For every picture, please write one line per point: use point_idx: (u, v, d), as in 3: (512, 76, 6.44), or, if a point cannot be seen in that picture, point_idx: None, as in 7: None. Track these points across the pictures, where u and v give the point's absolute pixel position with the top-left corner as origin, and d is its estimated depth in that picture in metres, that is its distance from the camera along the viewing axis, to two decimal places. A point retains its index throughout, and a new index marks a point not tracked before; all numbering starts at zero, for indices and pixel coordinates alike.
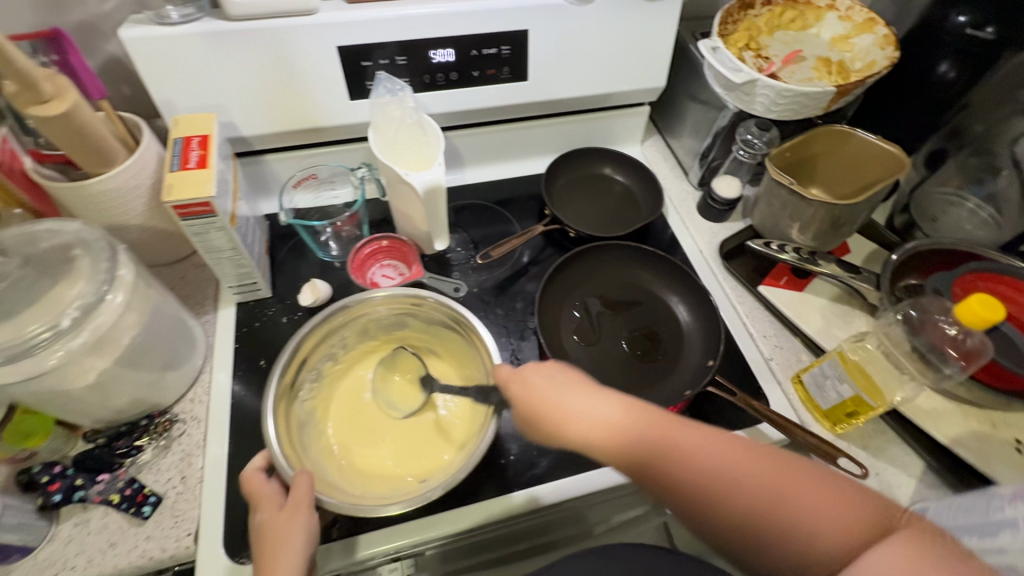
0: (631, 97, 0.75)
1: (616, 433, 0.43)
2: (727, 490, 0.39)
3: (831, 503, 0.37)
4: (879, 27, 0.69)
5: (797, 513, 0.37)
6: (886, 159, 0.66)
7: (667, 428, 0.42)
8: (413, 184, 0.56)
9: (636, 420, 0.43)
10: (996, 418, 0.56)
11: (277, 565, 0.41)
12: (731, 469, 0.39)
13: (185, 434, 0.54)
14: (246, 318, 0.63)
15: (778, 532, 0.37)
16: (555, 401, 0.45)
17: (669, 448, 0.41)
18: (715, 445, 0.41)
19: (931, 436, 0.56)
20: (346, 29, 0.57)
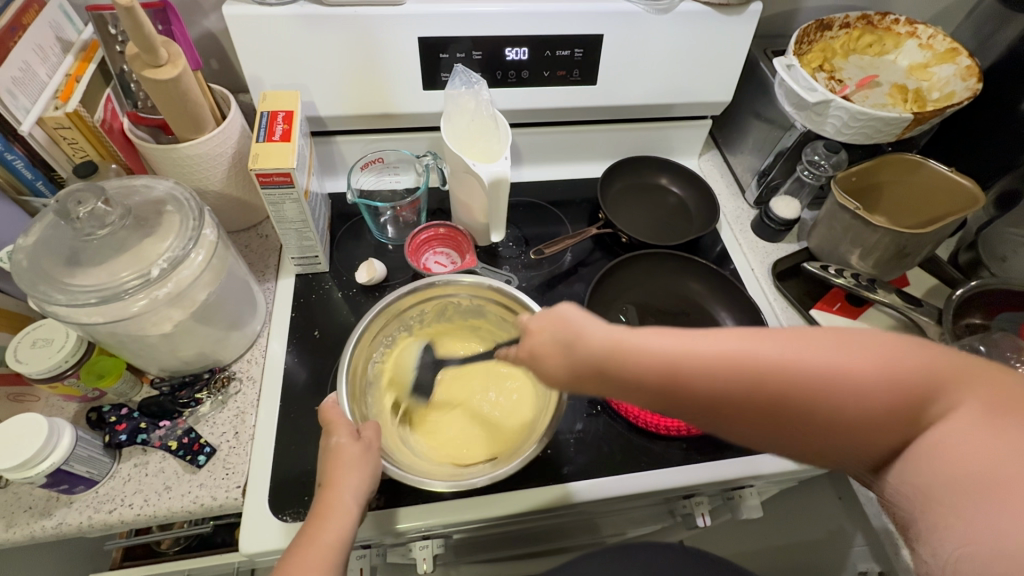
0: (695, 109, 0.75)
1: (635, 359, 0.31)
2: (800, 399, 0.30)
3: (901, 364, 0.30)
4: (962, 58, 0.67)
5: (867, 396, 0.29)
6: (959, 193, 0.64)
7: (689, 342, 0.31)
8: (480, 174, 0.58)
9: (659, 342, 0.32)
10: None
11: (340, 489, 0.44)
12: (787, 362, 0.30)
13: (241, 392, 0.57)
14: (304, 290, 0.66)
15: (849, 426, 0.30)
16: (569, 344, 0.34)
17: (713, 370, 0.30)
18: (752, 346, 0.31)
19: None
20: (430, 21, 0.59)
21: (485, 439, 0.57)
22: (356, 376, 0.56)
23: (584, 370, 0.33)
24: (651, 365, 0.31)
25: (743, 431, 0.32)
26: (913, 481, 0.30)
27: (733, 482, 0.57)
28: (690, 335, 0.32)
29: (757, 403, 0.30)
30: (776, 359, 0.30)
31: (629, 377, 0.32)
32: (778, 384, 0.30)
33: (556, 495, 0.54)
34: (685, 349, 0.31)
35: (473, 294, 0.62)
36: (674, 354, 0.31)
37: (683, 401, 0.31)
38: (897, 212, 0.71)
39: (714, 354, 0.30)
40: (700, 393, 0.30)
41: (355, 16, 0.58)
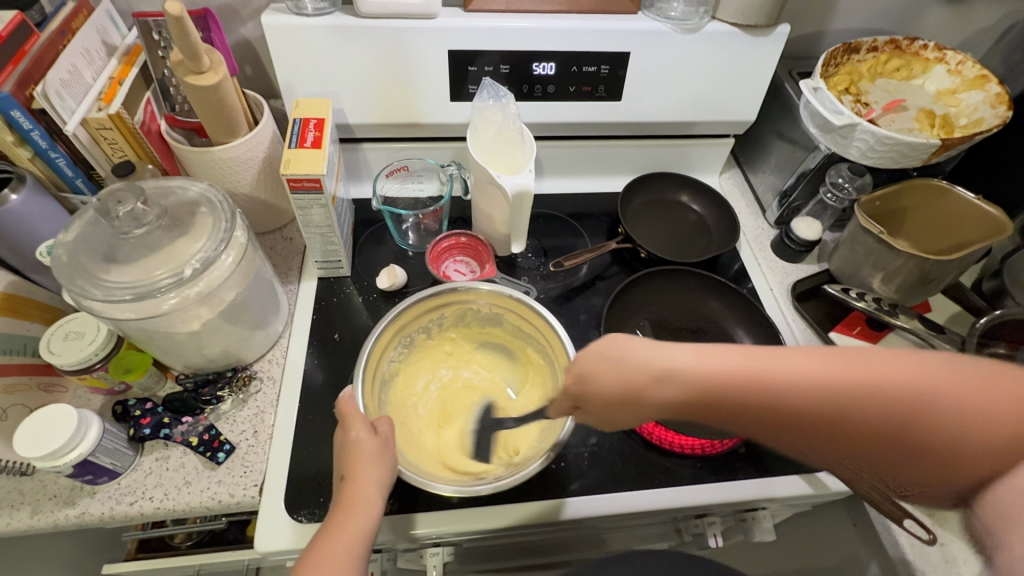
0: (718, 128, 0.76)
1: (719, 381, 0.35)
2: (859, 417, 0.33)
3: (958, 393, 0.33)
4: (992, 85, 0.67)
5: (937, 418, 0.33)
6: (985, 220, 0.64)
7: (774, 363, 0.35)
8: (504, 186, 0.59)
9: (732, 361, 0.36)
10: None
11: (361, 480, 0.45)
12: (857, 395, 0.33)
13: (261, 391, 0.58)
14: (325, 293, 0.67)
15: (926, 446, 0.33)
16: (635, 365, 0.39)
17: (792, 396, 0.34)
18: (826, 365, 0.34)
19: None
20: (461, 35, 0.61)
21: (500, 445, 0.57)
22: (371, 377, 0.56)
23: (655, 384, 0.38)
24: (731, 385, 0.35)
25: (815, 443, 0.36)
26: (987, 500, 0.33)
27: (746, 503, 0.57)
28: (761, 352, 0.36)
29: (833, 421, 0.34)
30: (839, 378, 0.34)
31: (709, 392, 0.36)
32: (848, 408, 0.33)
33: (568, 508, 0.54)
34: (775, 368, 0.35)
35: (494, 304, 0.62)
36: (752, 369, 0.35)
37: (752, 415, 0.36)
38: (920, 237, 0.70)
39: (801, 376, 0.34)
40: (789, 410, 0.34)
41: (387, 28, 0.59)
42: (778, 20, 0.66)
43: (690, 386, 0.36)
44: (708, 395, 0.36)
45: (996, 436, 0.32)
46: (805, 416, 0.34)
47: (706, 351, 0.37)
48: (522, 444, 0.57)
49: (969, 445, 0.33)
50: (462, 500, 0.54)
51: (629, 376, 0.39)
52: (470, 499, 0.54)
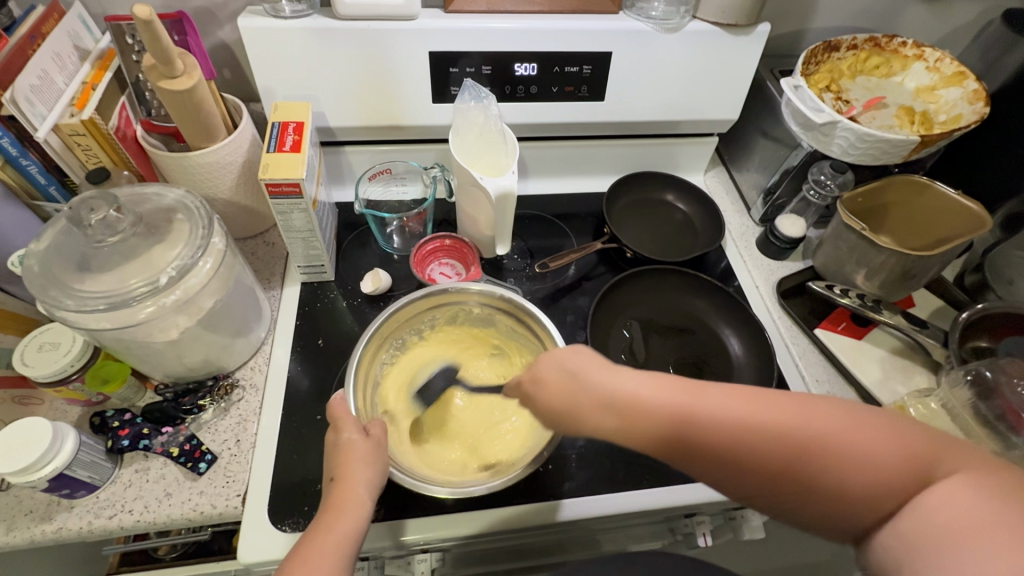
0: (702, 126, 0.76)
1: (647, 407, 0.36)
2: (756, 451, 0.34)
3: (883, 445, 0.34)
4: (970, 81, 0.67)
5: (836, 462, 0.34)
6: (966, 216, 0.64)
7: (695, 397, 0.36)
8: (486, 188, 0.58)
9: (658, 393, 0.37)
10: None
11: (353, 480, 0.45)
12: (755, 427, 0.35)
13: (243, 399, 0.57)
14: (309, 299, 0.66)
15: (836, 490, 0.34)
16: (574, 388, 0.39)
17: (703, 426, 0.35)
18: (743, 405, 0.36)
19: None
20: (442, 37, 0.60)
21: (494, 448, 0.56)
22: (363, 381, 0.56)
23: (586, 403, 0.38)
24: (663, 413, 0.36)
25: (711, 475, 0.36)
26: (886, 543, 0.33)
27: (736, 502, 0.57)
28: (676, 384, 0.37)
29: (730, 456, 0.35)
30: (747, 414, 0.35)
31: (633, 421, 0.36)
32: (749, 443, 0.35)
33: (558, 511, 0.53)
34: (685, 404, 0.36)
35: (484, 304, 0.61)
36: (664, 399, 0.36)
37: (661, 442, 0.36)
38: (903, 233, 0.71)
39: (720, 412, 0.35)
40: (707, 441, 0.35)
41: (367, 29, 0.59)
42: (758, 19, 0.66)
43: (620, 412, 0.37)
44: (648, 427, 0.36)
45: (900, 481, 0.33)
46: (718, 447, 0.35)
47: (630, 378, 0.38)
48: (516, 445, 0.56)
49: (864, 483, 0.33)
50: (449, 506, 0.53)
51: (571, 396, 0.39)
52: (458, 504, 0.54)
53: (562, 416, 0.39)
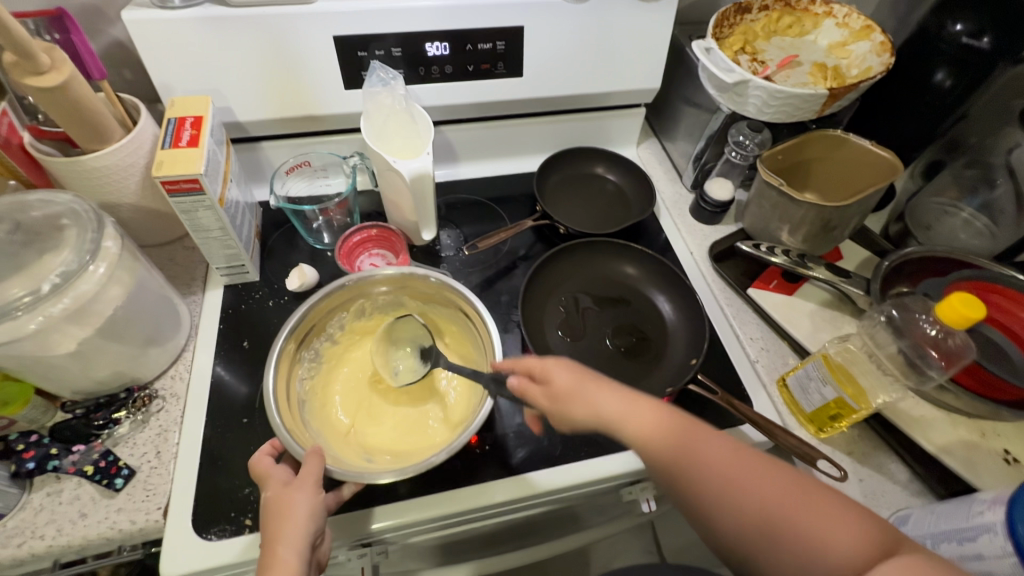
0: (627, 97, 0.76)
1: (652, 431, 0.42)
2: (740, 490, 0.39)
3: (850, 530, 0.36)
4: (876, 34, 0.68)
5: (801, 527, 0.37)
6: (879, 164, 0.66)
7: (692, 433, 0.42)
8: (400, 171, 0.57)
9: (632, 407, 0.43)
10: (986, 427, 0.55)
11: (279, 545, 0.40)
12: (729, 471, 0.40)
13: (163, 410, 0.55)
14: (232, 301, 0.64)
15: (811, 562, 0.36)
16: (586, 391, 0.44)
17: (691, 454, 0.41)
18: (735, 455, 0.41)
19: (918, 444, 0.55)
20: (344, 20, 0.59)
21: (440, 420, 0.54)
22: (285, 402, 0.50)
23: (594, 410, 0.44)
24: (654, 433, 0.42)
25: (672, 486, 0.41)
26: None
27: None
28: (672, 416, 0.43)
29: (708, 479, 0.40)
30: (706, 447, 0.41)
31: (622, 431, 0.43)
32: (731, 482, 0.39)
33: (499, 492, 0.52)
34: (667, 429, 0.42)
35: (388, 287, 0.57)
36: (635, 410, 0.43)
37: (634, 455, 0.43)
38: (826, 188, 0.72)
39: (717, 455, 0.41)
40: (706, 476, 0.40)
41: (263, 16, 0.57)
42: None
43: (622, 426, 0.43)
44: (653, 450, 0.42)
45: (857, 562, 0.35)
46: (694, 481, 0.40)
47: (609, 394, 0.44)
48: (461, 411, 0.54)
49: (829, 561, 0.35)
50: (387, 497, 0.52)
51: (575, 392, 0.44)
52: (395, 494, 0.52)
53: (570, 408, 0.44)
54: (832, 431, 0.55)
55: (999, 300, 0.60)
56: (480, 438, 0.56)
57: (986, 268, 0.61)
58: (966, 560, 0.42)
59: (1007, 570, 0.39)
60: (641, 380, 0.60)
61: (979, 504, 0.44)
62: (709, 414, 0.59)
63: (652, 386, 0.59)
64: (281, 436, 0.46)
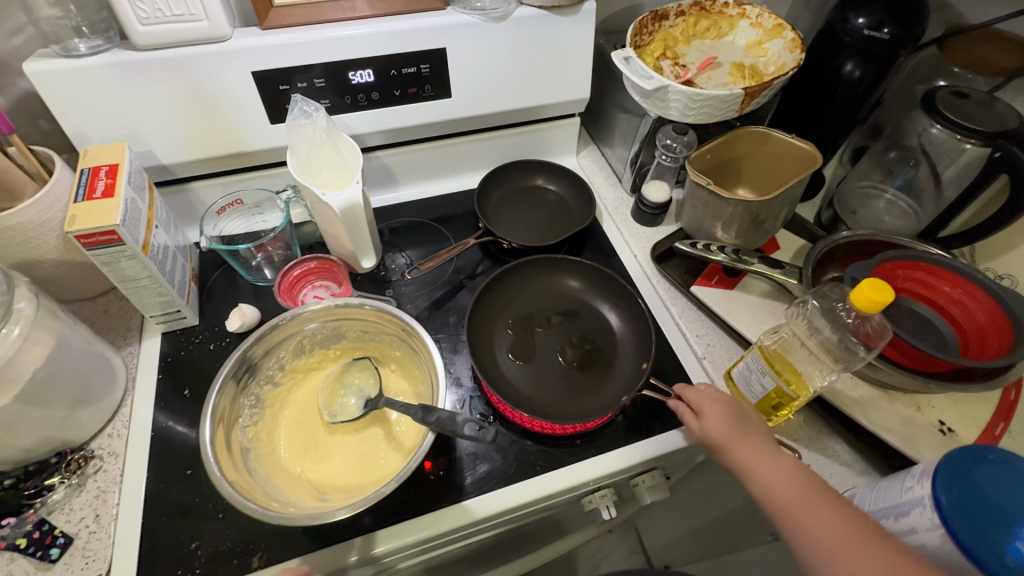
0: (559, 109, 0.77)
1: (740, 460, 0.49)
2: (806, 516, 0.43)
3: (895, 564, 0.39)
4: (788, 32, 0.71)
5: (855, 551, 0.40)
6: (801, 157, 0.68)
7: (770, 463, 0.47)
8: (329, 204, 0.56)
9: (790, 487, 0.45)
10: (921, 401, 0.57)
11: None
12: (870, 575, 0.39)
13: (101, 470, 0.53)
14: (171, 349, 0.62)
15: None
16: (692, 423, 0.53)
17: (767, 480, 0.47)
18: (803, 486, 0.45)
19: (860, 424, 0.56)
20: (261, 55, 0.58)
21: (392, 449, 0.53)
22: (226, 458, 0.48)
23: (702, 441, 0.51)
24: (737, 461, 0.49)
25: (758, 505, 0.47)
26: None
27: (635, 469, 0.57)
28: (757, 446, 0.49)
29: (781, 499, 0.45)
30: (844, 543, 0.41)
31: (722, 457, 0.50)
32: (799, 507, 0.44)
33: (458, 516, 0.52)
34: (805, 511, 0.44)
35: (325, 321, 0.57)
36: (792, 489, 0.45)
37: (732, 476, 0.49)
38: (757, 183, 0.74)
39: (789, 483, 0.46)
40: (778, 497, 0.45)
41: (176, 57, 0.56)
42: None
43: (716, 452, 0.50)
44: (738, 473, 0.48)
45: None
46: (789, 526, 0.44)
47: (770, 466, 0.47)
48: (412, 437, 0.53)
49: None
50: (342, 535, 0.51)
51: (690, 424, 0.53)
52: (350, 530, 0.51)
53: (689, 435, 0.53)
54: (779, 419, 0.57)
55: (921, 275, 0.63)
56: (435, 463, 0.55)
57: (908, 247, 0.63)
58: (904, 534, 0.43)
59: (937, 541, 0.41)
60: (594, 392, 0.60)
61: (910, 478, 0.45)
62: (662, 415, 0.59)
63: (603, 393, 0.60)
64: (232, 499, 0.43)
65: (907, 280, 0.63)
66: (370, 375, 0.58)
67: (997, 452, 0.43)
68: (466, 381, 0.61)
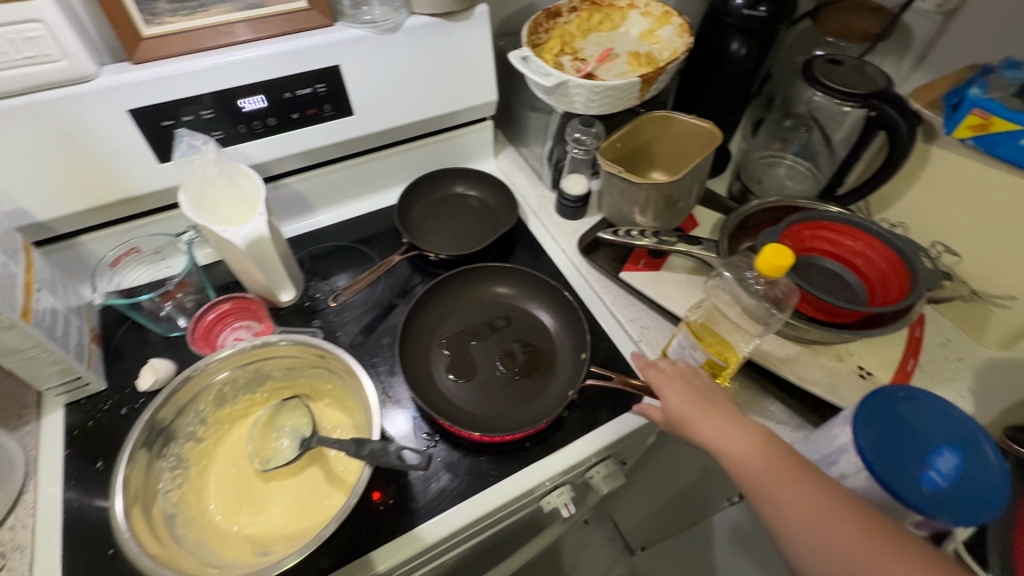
0: (469, 114, 0.76)
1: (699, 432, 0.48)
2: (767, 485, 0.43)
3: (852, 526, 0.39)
4: (675, 18, 0.74)
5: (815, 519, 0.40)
6: (703, 135, 0.71)
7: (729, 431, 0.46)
8: (232, 240, 0.53)
9: (751, 454, 0.44)
10: (841, 350, 0.61)
11: None
12: (841, 542, 0.38)
13: (6, 568, 0.47)
14: (77, 420, 0.56)
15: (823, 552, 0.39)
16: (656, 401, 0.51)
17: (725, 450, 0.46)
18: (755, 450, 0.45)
19: (790, 381, 0.59)
20: (135, 91, 0.54)
21: (333, 488, 0.50)
22: (146, 530, 0.44)
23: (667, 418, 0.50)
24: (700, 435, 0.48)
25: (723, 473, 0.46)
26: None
27: (588, 461, 0.57)
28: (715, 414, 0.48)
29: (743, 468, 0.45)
30: (803, 506, 0.41)
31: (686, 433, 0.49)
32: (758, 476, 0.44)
33: (417, 541, 0.50)
34: (774, 481, 0.42)
35: (239, 366, 0.54)
36: (750, 454, 0.45)
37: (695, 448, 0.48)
38: (669, 165, 0.77)
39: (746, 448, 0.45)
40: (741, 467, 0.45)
41: (35, 103, 0.51)
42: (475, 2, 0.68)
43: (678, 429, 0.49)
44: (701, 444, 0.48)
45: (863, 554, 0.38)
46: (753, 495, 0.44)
47: (736, 438, 0.45)
48: (352, 471, 0.51)
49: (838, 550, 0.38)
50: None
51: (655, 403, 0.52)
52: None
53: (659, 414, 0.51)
54: (715, 388, 0.58)
55: (825, 233, 0.66)
56: (383, 493, 0.53)
57: (811, 209, 0.67)
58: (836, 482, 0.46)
59: (864, 483, 0.43)
60: (540, 395, 0.60)
61: (835, 427, 0.48)
62: (608, 404, 0.60)
63: (548, 394, 0.59)
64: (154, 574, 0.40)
65: (814, 239, 0.67)
66: (300, 413, 0.55)
67: (902, 386, 0.46)
68: (407, 401, 0.59)
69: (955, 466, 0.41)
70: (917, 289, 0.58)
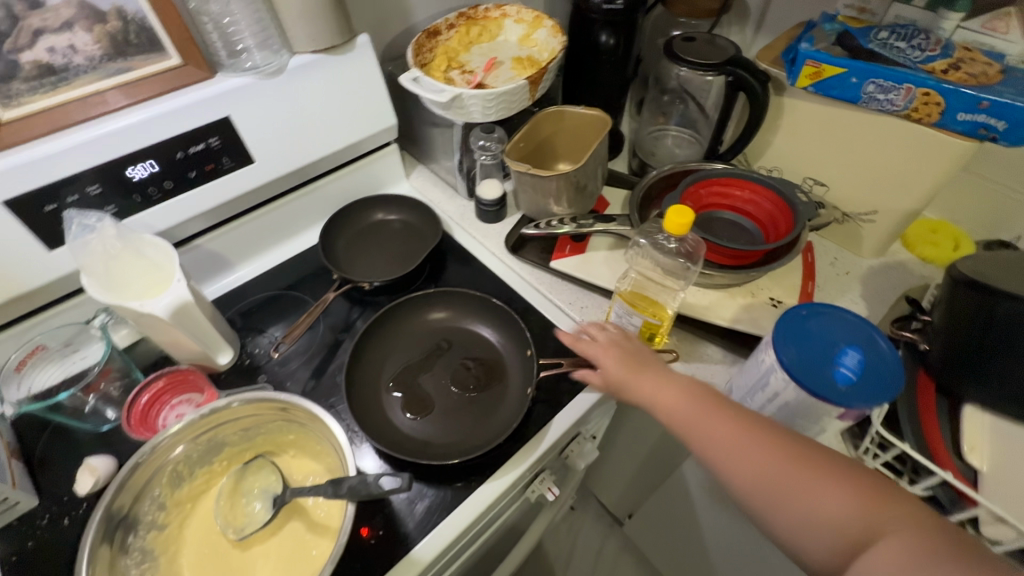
0: (374, 141, 0.77)
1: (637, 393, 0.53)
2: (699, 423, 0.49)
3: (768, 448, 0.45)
4: (546, 21, 0.79)
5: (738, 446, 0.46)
6: (595, 122, 0.76)
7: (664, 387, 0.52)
8: (154, 313, 0.51)
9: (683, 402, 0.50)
10: (754, 287, 0.68)
11: None
12: (763, 466, 0.44)
13: None
14: (12, 546, 0.50)
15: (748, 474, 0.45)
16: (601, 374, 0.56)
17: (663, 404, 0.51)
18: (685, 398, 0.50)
19: (718, 323, 0.65)
20: (9, 180, 0.50)
21: (317, 537, 0.50)
22: None
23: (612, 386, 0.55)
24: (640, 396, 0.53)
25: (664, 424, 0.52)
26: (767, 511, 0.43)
27: (560, 443, 0.60)
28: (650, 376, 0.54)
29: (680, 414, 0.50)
30: (731, 435, 0.46)
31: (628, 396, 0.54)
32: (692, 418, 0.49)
33: (415, 564, 0.50)
34: (705, 423, 0.48)
35: (187, 439, 0.51)
36: (681, 402, 0.50)
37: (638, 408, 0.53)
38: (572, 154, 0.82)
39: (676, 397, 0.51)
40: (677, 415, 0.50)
41: None
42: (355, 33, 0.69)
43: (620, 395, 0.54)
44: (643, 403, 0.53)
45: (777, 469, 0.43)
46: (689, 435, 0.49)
47: (668, 391, 0.51)
48: (334, 516, 0.50)
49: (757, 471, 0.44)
50: None
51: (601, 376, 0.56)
52: None
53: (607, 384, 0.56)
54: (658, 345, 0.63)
55: (717, 188, 0.74)
56: (371, 526, 0.52)
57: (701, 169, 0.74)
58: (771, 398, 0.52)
59: (794, 393, 0.49)
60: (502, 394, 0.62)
61: (760, 352, 0.54)
62: (567, 385, 0.63)
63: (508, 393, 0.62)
64: None
65: (710, 195, 0.74)
66: (267, 473, 0.53)
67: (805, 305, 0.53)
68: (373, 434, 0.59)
69: (859, 360, 0.48)
70: (800, 221, 0.67)
